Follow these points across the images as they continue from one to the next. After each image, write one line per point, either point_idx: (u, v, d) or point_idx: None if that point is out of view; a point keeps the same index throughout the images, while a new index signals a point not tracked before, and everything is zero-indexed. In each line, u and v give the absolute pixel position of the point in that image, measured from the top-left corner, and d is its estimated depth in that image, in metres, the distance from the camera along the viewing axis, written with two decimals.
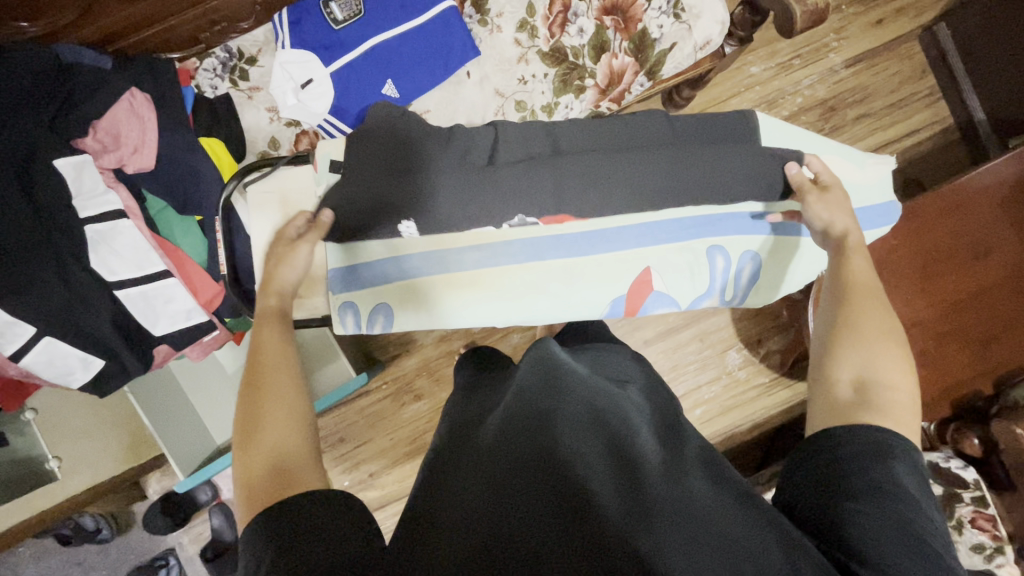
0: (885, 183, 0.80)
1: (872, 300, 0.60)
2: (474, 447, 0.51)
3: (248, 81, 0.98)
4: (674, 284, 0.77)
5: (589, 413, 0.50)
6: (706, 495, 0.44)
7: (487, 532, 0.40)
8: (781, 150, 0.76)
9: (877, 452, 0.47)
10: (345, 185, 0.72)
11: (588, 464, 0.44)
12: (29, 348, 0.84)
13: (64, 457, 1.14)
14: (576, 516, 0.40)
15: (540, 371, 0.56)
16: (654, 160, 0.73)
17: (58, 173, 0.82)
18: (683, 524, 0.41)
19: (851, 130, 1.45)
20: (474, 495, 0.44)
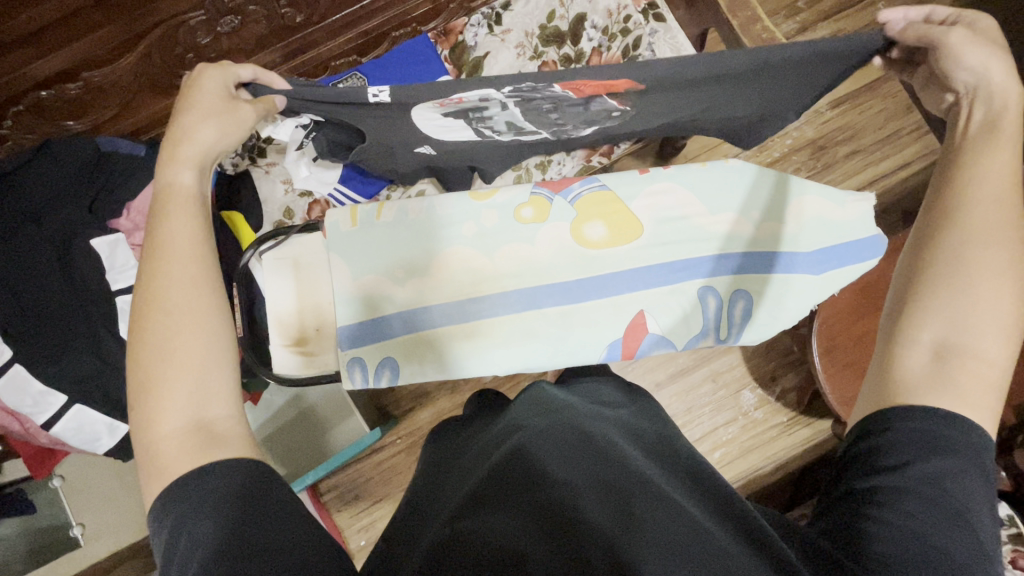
0: (869, 219, 0.82)
1: (999, 226, 0.51)
2: (467, 478, 0.52)
3: (266, 157, 1.06)
4: (668, 326, 0.79)
5: (577, 440, 0.51)
6: (697, 510, 0.43)
7: (461, 544, 0.40)
8: (755, 204, 0.83)
9: (927, 444, 0.42)
10: (361, 264, 0.80)
11: (572, 483, 0.45)
12: (60, 415, 0.89)
13: (88, 523, 1.17)
14: (556, 529, 0.40)
15: (535, 408, 0.59)
16: (638, 217, 0.82)
17: (94, 251, 0.90)
18: (667, 534, 0.39)
19: (844, 166, 1.50)
20: (461, 509, 0.45)
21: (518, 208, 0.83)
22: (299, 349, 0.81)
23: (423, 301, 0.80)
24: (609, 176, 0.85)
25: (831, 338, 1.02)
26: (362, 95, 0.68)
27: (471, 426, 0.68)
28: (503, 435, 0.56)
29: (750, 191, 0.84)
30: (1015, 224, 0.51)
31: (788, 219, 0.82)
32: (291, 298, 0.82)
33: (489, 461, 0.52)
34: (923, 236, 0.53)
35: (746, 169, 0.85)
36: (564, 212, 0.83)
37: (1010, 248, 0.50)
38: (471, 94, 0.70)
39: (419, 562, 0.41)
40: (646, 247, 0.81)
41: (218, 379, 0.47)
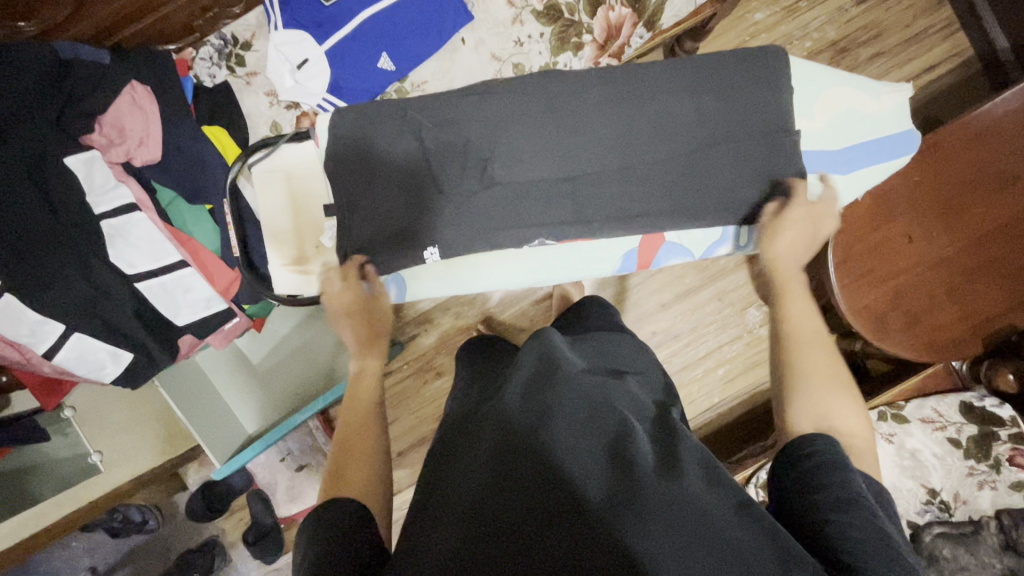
0: (905, 112, 0.74)
1: (820, 340, 0.58)
2: (472, 446, 0.54)
3: (244, 66, 0.96)
4: (687, 233, 0.74)
5: (582, 408, 0.53)
6: (702, 492, 0.47)
7: (482, 531, 0.44)
8: (795, 141, 0.72)
9: (838, 463, 0.48)
10: (360, 213, 0.73)
11: (584, 464, 0.48)
12: (61, 344, 0.87)
13: (105, 451, 1.19)
14: (570, 513, 0.45)
15: (536, 363, 0.59)
16: (671, 172, 0.72)
17: (70, 171, 0.84)
18: (673, 522, 0.44)
19: (866, 70, 1.40)
20: (472, 491, 0.48)
21: (529, 145, 0.72)
22: (298, 268, 0.77)
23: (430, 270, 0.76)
24: (585, 103, 0.73)
25: (847, 248, 0.98)
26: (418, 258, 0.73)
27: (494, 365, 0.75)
28: (505, 394, 0.57)
29: (794, 129, 0.72)
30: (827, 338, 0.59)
31: (815, 114, 0.74)
32: (286, 214, 0.77)
33: (494, 424, 0.53)
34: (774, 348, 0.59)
35: (757, 51, 0.73)
36: (582, 155, 0.73)
37: (830, 356, 0.57)
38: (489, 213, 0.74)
39: (447, 543, 0.45)
40: (673, 199, 0.73)
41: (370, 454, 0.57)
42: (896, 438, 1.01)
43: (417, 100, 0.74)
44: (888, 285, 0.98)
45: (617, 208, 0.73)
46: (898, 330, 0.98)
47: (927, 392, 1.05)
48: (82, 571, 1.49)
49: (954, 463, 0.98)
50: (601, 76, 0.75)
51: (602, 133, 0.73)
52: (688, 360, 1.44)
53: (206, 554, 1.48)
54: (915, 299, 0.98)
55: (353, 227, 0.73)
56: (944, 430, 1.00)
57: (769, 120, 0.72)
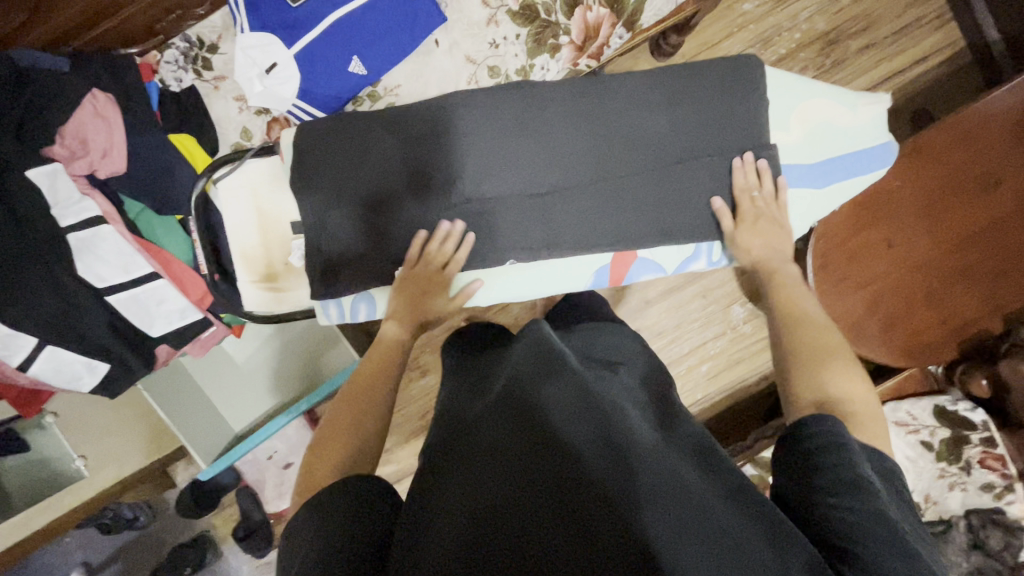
0: (882, 124, 0.72)
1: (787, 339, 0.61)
2: (473, 438, 0.54)
3: (212, 69, 0.94)
4: (658, 249, 0.74)
5: (577, 394, 0.54)
6: (696, 477, 0.47)
7: (486, 514, 0.44)
8: (768, 157, 0.71)
9: (838, 443, 0.47)
10: (326, 231, 0.71)
11: (583, 447, 0.48)
12: (34, 357, 0.87)
13: (88, 455, 1.20)
14: (569, 494, 0.44)
15: (534, 353, 0.61)
16: (646, 187, 0.72)
17: (33, 184, 0.81)
18: (674, 506, 0.43)
19: (855, 63, 1.37)
20: (476, 477, 0.48)
21: (501, 160, 0.71)
22: (268, 284, 0.76)
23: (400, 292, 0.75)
24: (557, 116, 0.72)
25: (826, 253, 0.98)
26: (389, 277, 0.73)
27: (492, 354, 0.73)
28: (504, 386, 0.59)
29: (768, 143, 0.71)
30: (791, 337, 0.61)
31: (791, 127, 0.72)
32: (254, 229, 0.75)
33: (497, 418, 0.54)
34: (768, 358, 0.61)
35: (728, 61, 0.72)
36: (553, 171, 0.72)
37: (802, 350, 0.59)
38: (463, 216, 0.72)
39: (453, 524, 0.45)
40: (647, 216, 0.72)
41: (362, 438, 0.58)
42: None
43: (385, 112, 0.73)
44: (865, 291, 0.98)
45: (590, 226, 0.72)
46: (873, 335, 0.98)
47: (901, 395, 1.06)
48: (76, 566, 1.51)
49: (925, 465, 1.00)
50: (574, 88, 0.73)
51: (574, 149, 0.72)
52: (672, 356, 1.45)
53: (197, 549, 1.50)
54: (890, 304, 0.98)
55: (322, 243, 0.72)
56: (917, 433, 1.01)
57: (742, 134, 0.71)
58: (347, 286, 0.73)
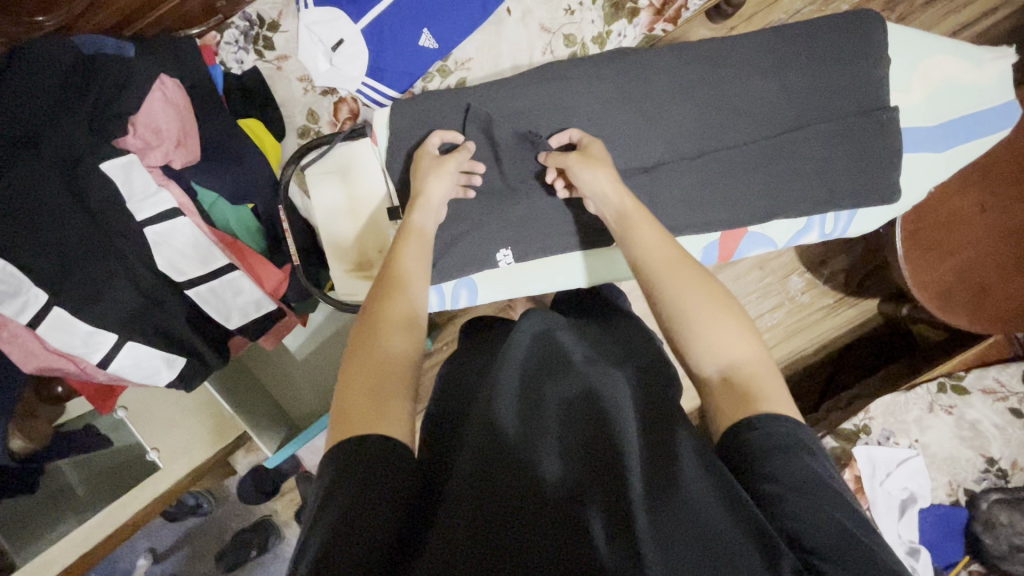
0: (1008, 81, 0.68)
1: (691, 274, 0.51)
2: (453, 436, 0.47)
3: (274, 49, 0.90)
4: (771, 224, 0.70)
5: (580, 395, 0.48)
6: (709, 486, 0.40)
7: (466, 529, 0.37)
8: (892, 119, 0.66)
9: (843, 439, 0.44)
10: None
11: (568, 451, 0.42)
12: (114, 355, 0.82)
13: (161, 447, 1.21)
14: (562, 512, 0.38)
15: (535, 346, 0.55)
16: (757, 158, 0.68)
17: (107, 177, 0.77)
18: (686, 533, 0.36)
19: (922, 17, 1.30)
20: (455, 481, 0.41)
21: (604, 134, 0.68)
22: (364, 274, 0.74)
23: (502, 279, 0.72)
24: (661, 85, 0.68)
25: (917, 220, 0.94)
26: (493, 261, 0.70)
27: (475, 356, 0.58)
28: (496, 373, 0.51)
29: (893, 107, 0.67)
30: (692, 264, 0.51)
31: (912, 88, 0.68)
32: (347, 216, 0.73)
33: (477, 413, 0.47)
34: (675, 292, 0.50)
35: (843, 20, 0.68)
36: (657, 144, 0.68)
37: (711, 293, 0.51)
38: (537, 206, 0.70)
39: (431, 541, 0.37)
40: (760, 188, 0.68)
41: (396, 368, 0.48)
42: (956, 410, 1.01)
43: (478, 88, 0.69)
44: (955, 258, 0.95)
45: (701, 200, 0.68)
46: (962, 302, 0.96)
47: (986, 362, 1.05)
48: (143, 552, 1.54)
49: (1014, 432, 0.98)
50: (677, 55, 0.69)
51: (681, 120, 0.68)
52: None
53: (262, 533, 1.52)
54: (982, 271, 0.95)
55: None
56: (1005, 400, 1.00)
57: (859, 96, 0.67)
58: (448, 272, 0.70)
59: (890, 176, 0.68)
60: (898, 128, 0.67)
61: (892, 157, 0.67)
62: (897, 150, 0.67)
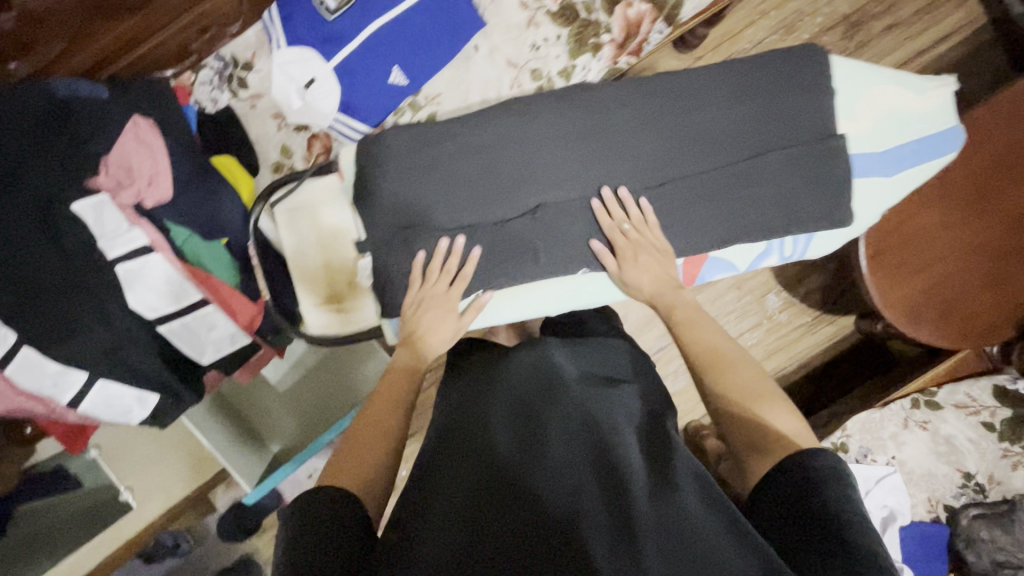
0: (951, 108, 0.71)
1: (737, 362, 0.58)
2: (461, 452, 0.55)
3: (248, 88, 0.92)
4: (732, 247, 0.72)
5: (578, 421, 0.55)
6: (694, 507, 0.47)
7: (472, 541, 0.45)
8: (840, 144, 0.69)
9: (833, 478, 0.47)
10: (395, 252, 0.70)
11: (566, 471, 0.50)
12: (85, 394, 0.82)
13: (136, 486, 1.18)
14: (559, 523, 0.45)
15: (535, 373, 0.62)
16: (715, 186, 0.70)
17: (79, 218, 0.77)
18: (670, 546, 0.43)
19: (880, 44, 1.36)
20: (461, 497, 0.50)
21: (567, 164, 0.70)
22: (334, 306, 0.75)
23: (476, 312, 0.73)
24: (619, 117, 0.70)
25: (878, 242, 0.97)
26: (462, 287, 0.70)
27: (476, 368, 0.67)
28: (501, 403, 0.59)
29: (843, 135, 0.69)
30: (734, 353, 0.59)
31: (859, 115, 0.71)
32: (317, 252, 0.74)
33: (484, 441, 0.55)
34: (727, 375, 0.57)
35: (791, 53, 0.71)
36: (619, 175, 0.70)
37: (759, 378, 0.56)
38: (507, 238, 0.70)
39: (439, 548, 0.45)
40: (720, 216, 0.70)
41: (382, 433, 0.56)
42: (931, 425, 1.02)
43: (443, 124, 0.71)
44: (920, 276, 0.97)
45: (664, 226, 0.70)
46: (930, 319, 0.98)
47: (960, 376, 1.06)
48: None
49: (988, 446, 0.99)
50: (634, 88, 0.71)
51: (641, 150, 0.70)
52: None
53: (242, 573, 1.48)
54: (948, 288, 0.97)
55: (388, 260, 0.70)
56: (978, 414, 1.00)
57: (808, 124, 0.70)
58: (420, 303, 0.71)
59: (843, 199, 0.70)
60: (847, 153, 0.69)
61: (844, 180, 0.70)
62: (848, 174, 0.70)
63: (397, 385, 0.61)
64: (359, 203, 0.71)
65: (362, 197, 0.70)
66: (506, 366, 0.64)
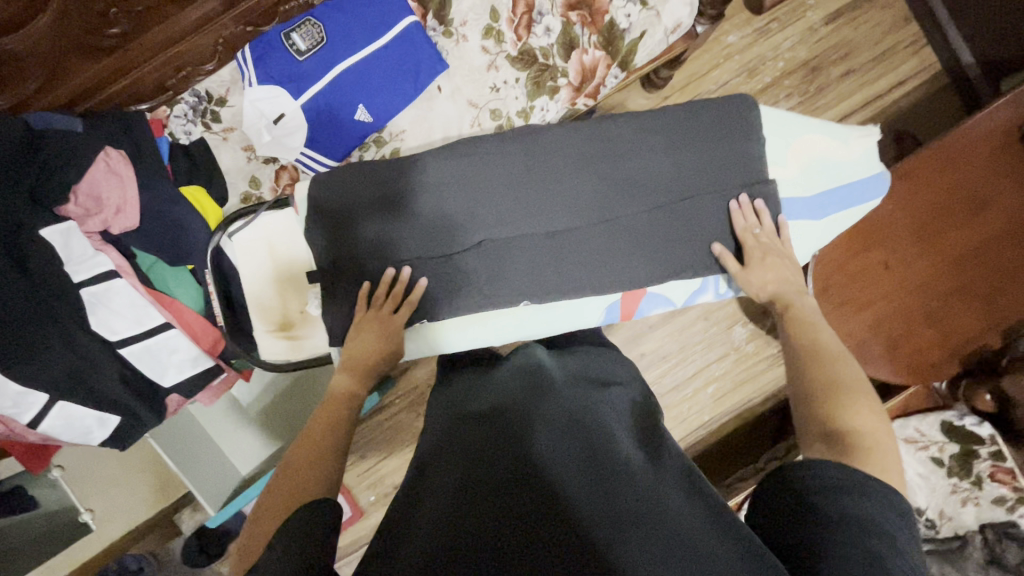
0: (874, 156, 0.76)
1: (841, 364, 0.59)
2: (453, 448, 0.58)
3: (221, 122, 0.97)
4: (669, 284, 0.75)
5: (565, 417, 0.58)
6: (679, 498, 0.49)
7: (459, 522, 0.47)
8: (767, 189, 0.73)
9: (842, 485, 0.47)
10: (345, 283, 0.73)
11: (551, 457, 0.52)
12: (45, 414, 0.84)
13: (97, 508, 1.20)
14: (546, 505, 0.47)
15: (524, 375, 0.66)
16: (650, 226, 0.74)
17: (46, 244, 0.81)
18: (655, 527, 0.45)
19: (839, 87, 1.42)
20: (450, 487, 0.52)
21: (512, 202, 0.73)
22: (285, 334, 0.78)
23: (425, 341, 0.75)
24: (561, 160, 0.74)
25: (826, 277, 1.01)
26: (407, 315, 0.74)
27: (468, 377, 0.71)
28: (492, 403, 0.62)
29: (770, 181, 0.74)
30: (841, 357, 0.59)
31: (787, 162, 0.75)
32: (270, 282, 0.77)
33: (473, 439, 0.57)
34: (835, 368, 0.58)
35: (724, 103, 0.76)
36: (560, 215, 0.74)
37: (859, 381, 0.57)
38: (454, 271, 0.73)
39: (429, 535, 0.47)
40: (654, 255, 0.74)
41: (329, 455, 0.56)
42: None
43: (395, 163, 0.75)
44: (866, 312, 1.00)
45: (601, 263, 0.74)
46: (877, 354, 1.00)
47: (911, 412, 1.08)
48: None
49: (937, 481, 1.01)
50: (576, 133, 0.75)
51: (580, 191, 0.74)
52: (679, 379, 1.46)
53: None
54: (893, 324, 1.00)
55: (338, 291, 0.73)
56: (927, 449, 1.02)
57: (738, 170, 0.74)
58: None
59: (775, 240, 0.73)
60: (776, 197, 0.73)
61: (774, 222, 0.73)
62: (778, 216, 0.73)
63: (338, 404, 0.62)
64: (312, 235, 0.74)
65: (315, 231, 0.74)
66: (500, 372, 0.69)
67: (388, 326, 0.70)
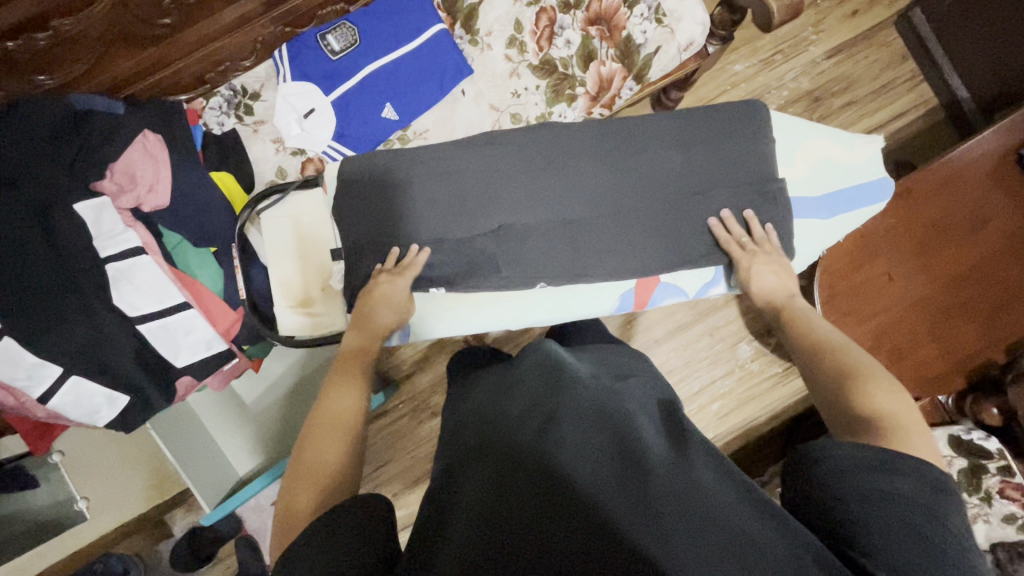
0: (878, 160, 0.79)
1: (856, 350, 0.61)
2: (478, 444, 0.56)
3: (253, 115, 1.01)
4: (680, 275, 0.79)
5: (591, 410, 0.57)
6: (712, 488, 0.50)
7: (493, 528, 0.46)
8: (774, 186, 0.77)
9: (874, 466, 0.48)
10: (367, 260, 0.75)
11: (581, 455, 0.51)
12: (58, 387, 0.85)
13: (93, 497, 1.16)
14: (581, 508, 0.47)
15: (545, 368, 0.64)
16: (663, 219, 0.76)
17: (80, 218, 0.84)
18: (693, 524, 0.46)
19: (840, 117, 1.48)
20: (480, 487, 0.51)
21: (532, 190, 0.77)
22: (304, 308, 0.79)
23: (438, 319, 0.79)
24: (578, 153, 0.78)
25: (832, 285, 1.03)
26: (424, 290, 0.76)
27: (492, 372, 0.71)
28: (513, 396, 0.61)
29: (778, 180, 0.77)
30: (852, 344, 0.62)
31: (796, 163, 0.79)
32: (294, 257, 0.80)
33: (498, 431, 0.56)
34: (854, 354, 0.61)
35: (733, 107, 0.80)
36: (576, 204, 0.77)
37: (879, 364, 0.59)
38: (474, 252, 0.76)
39: (462, 539, 0.46)
40: (666, 245, 0.76)
41: (341, 439, 0.58)
42: None
43: (420, 150, 0.78)
44: (871, 323, 1.02)
45: (615, 252, 0.76)
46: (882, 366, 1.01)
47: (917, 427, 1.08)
48: None
49: None
50: (594, 129, 0.79)
51: (596, 183, 0.77)
52: (683, 394, 1.45)
53: None
54: (898, 335, 1.02)
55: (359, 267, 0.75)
56: None
57: (748, 167, 0.78)
58: None
59: (783, 237, 0.76)
60: (784, 195, 0.77)
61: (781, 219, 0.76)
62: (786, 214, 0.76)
63: (348, 376, 0.65)
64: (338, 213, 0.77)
65: (340, 208, 0.77)
66: (519, 364, 0.68)
67: (394, 298, 0.72)
